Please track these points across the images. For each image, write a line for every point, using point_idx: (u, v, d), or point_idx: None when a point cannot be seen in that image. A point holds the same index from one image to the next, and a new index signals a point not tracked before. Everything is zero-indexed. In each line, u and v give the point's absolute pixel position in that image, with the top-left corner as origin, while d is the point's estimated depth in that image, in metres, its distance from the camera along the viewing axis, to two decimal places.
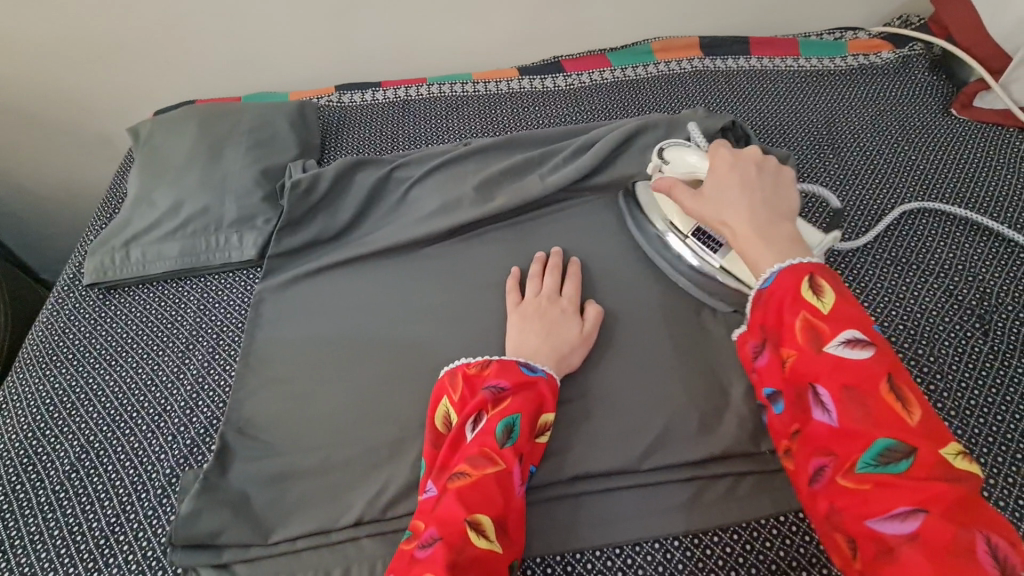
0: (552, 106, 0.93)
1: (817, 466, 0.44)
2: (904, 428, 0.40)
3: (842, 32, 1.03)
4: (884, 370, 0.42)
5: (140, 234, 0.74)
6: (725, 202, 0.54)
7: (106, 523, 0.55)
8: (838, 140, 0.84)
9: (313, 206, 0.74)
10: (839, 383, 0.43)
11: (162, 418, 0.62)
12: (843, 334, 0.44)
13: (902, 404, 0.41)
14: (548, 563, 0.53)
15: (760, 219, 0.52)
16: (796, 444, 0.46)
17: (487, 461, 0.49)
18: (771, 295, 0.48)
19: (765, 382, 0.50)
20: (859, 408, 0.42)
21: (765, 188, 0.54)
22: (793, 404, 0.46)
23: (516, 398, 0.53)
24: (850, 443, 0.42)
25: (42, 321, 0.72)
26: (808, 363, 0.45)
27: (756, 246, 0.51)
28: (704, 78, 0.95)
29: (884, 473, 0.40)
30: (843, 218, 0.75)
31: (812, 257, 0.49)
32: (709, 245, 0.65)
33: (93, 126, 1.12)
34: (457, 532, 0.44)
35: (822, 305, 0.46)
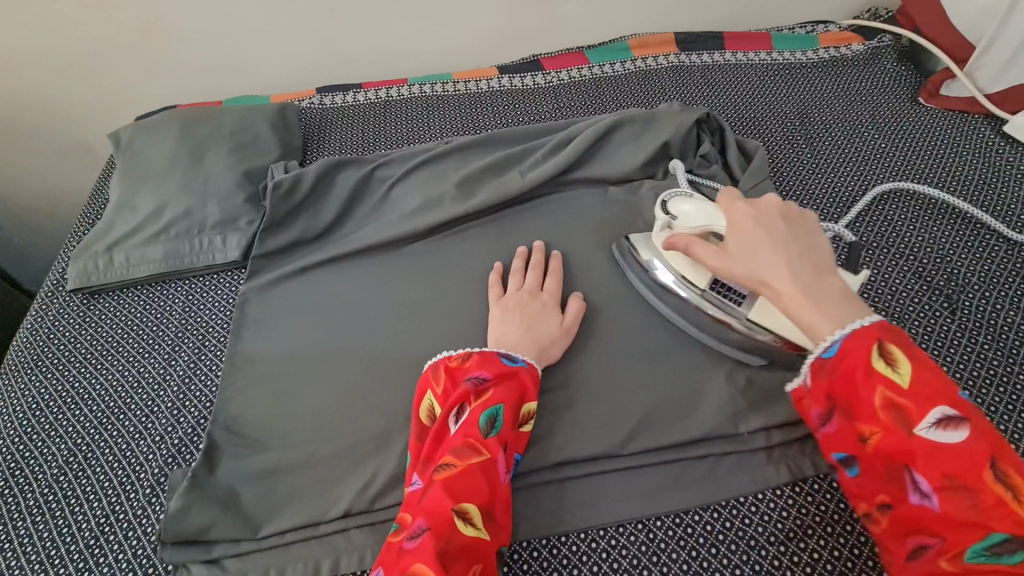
0: (532, 103, 0.95)
1: (919, 545, 0.43)
2: (1019, 518, 0.38)
3: (813, 26, 1.05)
4: (983, 453, 0.39)
5: (123, 239, 0.74)
6: (757, 260, 0.50)
7: (96, 524, 0.56)
8: (811, 130, 0.87)
9: (295, 207, 0.75)
10: (933, 468, 0.41)
11: (149, 419, 0.62)
12: (930, 413, 0.41)
13: (1012, 491, 0.38)
14: (534, 546, 0.54)
15: (804, 277, 0.48)
16: (890, 519, 0.44)
17: (472, 452, 0.50)
18: (839, 366, 0.46)
19: (840, 449, 0.48)
20: (961, 497, 0.40)
21: (796, 240, 0.50)
22: (885, 479, 0.44)
23: (498, 390, 0.54)
24: (956, 531, 0.40)
25: (26, 327, 0.72)
26: (897, 444, 0.43)
27: (809, 309, 0.47)
28: (680, 73, 0.97)
29: (997, 565, 0.38)
30: (816, 204, 0.77)
31: (871, 319, 0.46)
32: (730, 297, 0.60)
33: (74, 134, 1.12)
34: (446, 523, 0.45)
35: (900, 377, 0.43)
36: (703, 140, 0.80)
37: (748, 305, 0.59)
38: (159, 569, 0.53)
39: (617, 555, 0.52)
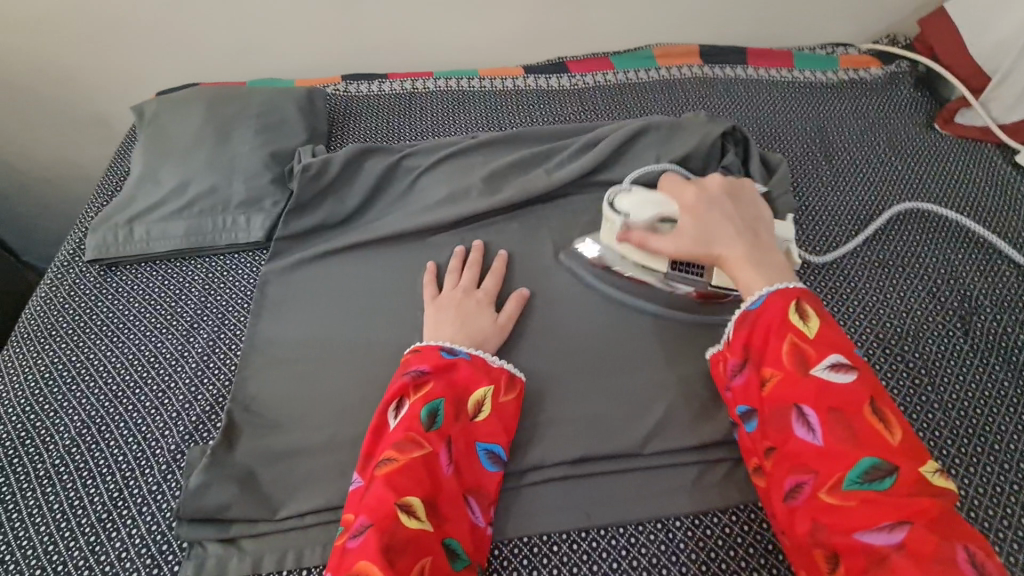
0: (558, 104, 0.96)
1: (798, 483, 0.47)
2: (890, 447, 0.44)
3: (833, 48, 1.07)
4: (865, 393, 0.47)
5: (145, 212, 0.73)
6: (709, 234, 0.59)
7: (108, 497, 0.55)
8: (831, 149, 0.88)
9: (321, 190, 0.75)
10: (825, 405, 0.47)
11: (166, 394, 0.61)
12: (826, 357, 0.48)
13: (884, 425, 0.45)
14: (553, 540, 0.53)
15: (749, 247, 0.58)
16: (776, 460, 0.49)
17: (412, 445, 0.50)
18: (759, 316, 0.53)
19: (749, 401, 0.53)
20: (843, 429, 0.46)
21: (741, 215, 0.61)
22: (774, 422, 0.49)
23: (438, 383, 0.55)
24: (835, 461, 0.45)
25: (40, 296, 0.71)
26: (794, 383, 0.49)
27: (747, 269, 0.56)
28: (703, 84, 0.99)
29: (870, 490, 0.43)
30: (834, 220, 0.79)
31: (798, 282, 0.55)
32: (690, 271, 0.66)
33: (90, 107, 1.10)
34: (386, 518, 0.46)
35: (807, 329, 0.50)
36: (728, 152, 0.82)
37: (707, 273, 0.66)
38: (173, 546, 0.52)
39: (636, 554, 0.52)
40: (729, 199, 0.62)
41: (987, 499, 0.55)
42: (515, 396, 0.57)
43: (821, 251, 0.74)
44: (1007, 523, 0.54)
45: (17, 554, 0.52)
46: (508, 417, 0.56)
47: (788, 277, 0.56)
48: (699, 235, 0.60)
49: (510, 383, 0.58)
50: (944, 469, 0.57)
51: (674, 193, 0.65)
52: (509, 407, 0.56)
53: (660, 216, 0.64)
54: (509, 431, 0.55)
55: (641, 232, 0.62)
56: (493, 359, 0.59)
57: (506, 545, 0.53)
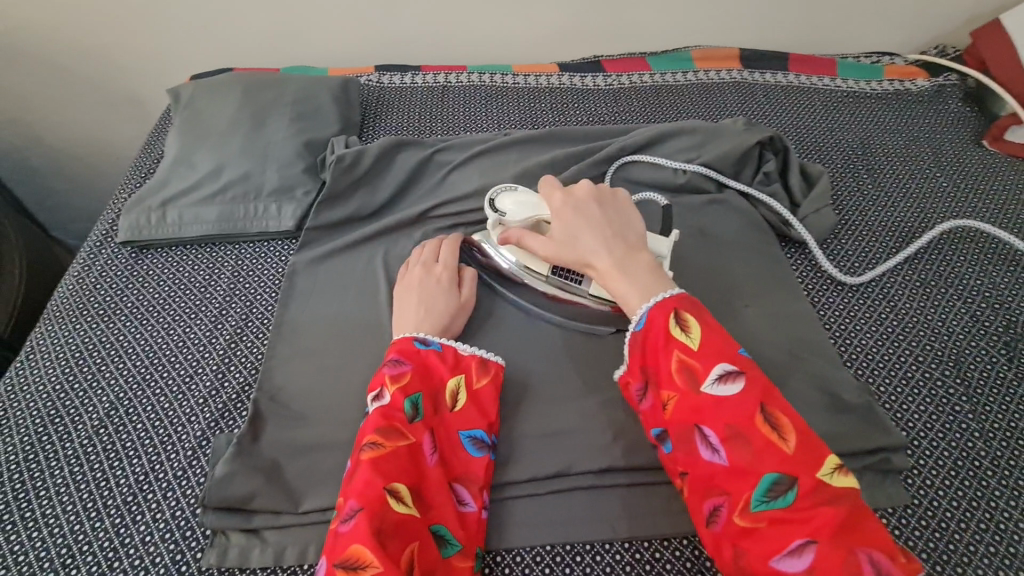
0: (591, 104, 0.94)
1: (714, 506, 0.45)
2: (787, 457, 0.43)
3: (878, 57, 1.04)
4: (755, 401, 0.45)
5: (178, 196, 0.73)
6: (577, 244, 0.56)
7: (134, 480, 0.55)
8: (873, 161, 0.86)
9: (353, 181, 0.74)
10: (721, 423, 0.45)
11: (193, 380, 0.61)
12: (714, 370, 0.47)
13: (778, 433, 0.44)
14: (577, 551, 0.52)
15: (616, 254, 0.54)
16: (691, 484, 0.47)
17: (397, 434, 0.49)
18: (646, 335, 0.51)
19: (655, 423, 0.51)
20: (742, 446, 0.44)
21: (610, 219, 0.57)
22: (681, 445, 0.47)
23: (416, 374, 0.54)
24: (742, 482, 0.43)
25: (72, 274, 0.71)
26: (690, 404, 0.47)
27: (622, 283, 0.53)
28: (743, 89, 0.96)
29: (775, 508, 0.42)
30: (873, 236, 0.76)
31: (674, 290, 0.52)
32: (570, 277, 0.65)
33: (124, 86, 1.11)
34: (376, 502, 0.45)
35: (691, 341, 0.48)
36: (766, 161, 0.80)
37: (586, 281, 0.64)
38: (197, 532, 0.52)
39: (660, 569, 0.51)
40: (596, 205, 0.57)
41: None
42: (489, 381, 0.57)
43: (858, 270, 0.72)
44: None
45: (44, 531, 0.52)
46: (487, 402, 0.56)
47: (663, 285, 0.53)
48: (569, 244, 0.57)
49: (483, 367, 0.57)
50: (987, 501, 0.55)
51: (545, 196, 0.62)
52: (487, 393, 0.56)
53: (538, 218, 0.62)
54: (492, 415, 0.55)
55: (519, 231, 0.61)
56: (460, 346, 0.58)
57: (528, 553, 0.52)
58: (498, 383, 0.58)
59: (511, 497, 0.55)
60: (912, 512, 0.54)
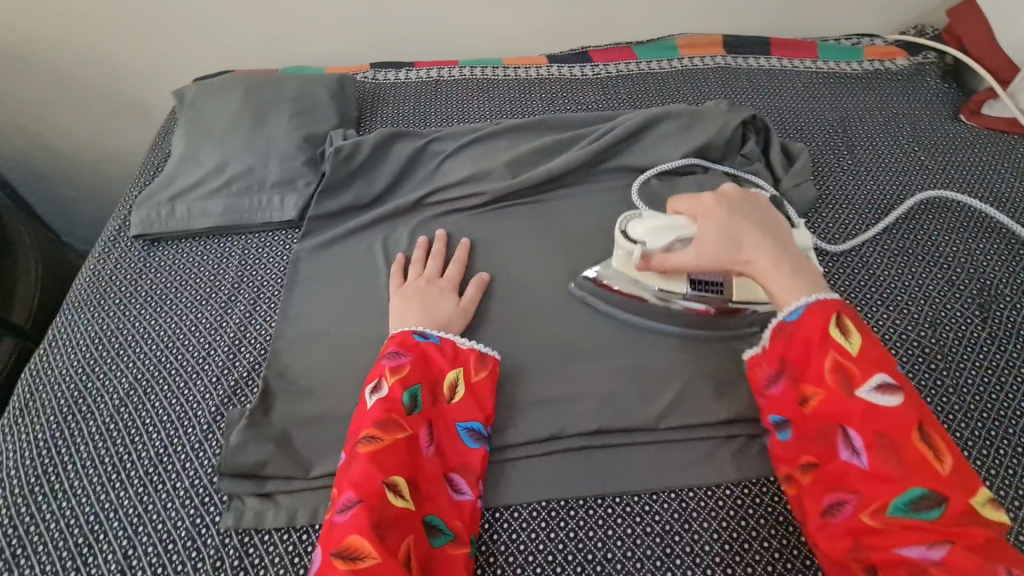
0: (579, 93, 0.97)
1: (839, 500, 0.49)
2: (938, 475, 0.45)
3: (858, 38, 1.07)
4: (912, 418, 0.47)
5: (185, 191, 0.77)
6: (740, 244, 0.56)
7: (154, 453, 0.59)
8: (853, 138, 0.88)
9: (352, 171, 0.78)
10: (870, 429, 0.48)
11: (206, 360, 0.65)
12: (872, 378, 0.48)
13: (933, 452, 0.46)
14: (571, 506, 0.55)
15: (776, 253, 0.56)
16: (817, 477, 0.51)
17: (395, 427, 0.53)
18: (797, 330, 0.53)
19: (779, 410, 0.54)
20: (888, 455, 0.47)
21: (762, 222, 0.58)
22: (818, 441, 0.51)
23: (415, 366, 0.57)
24: (880, 486, 0.47)
25: (89, 268, 0.75)
26: (837, 405, 0.49)
27: (784, 282, 0.54)
28: (726, 73, 0.99)
29: (913, 518, 0.45)
30: (854, 210, 0.79)
31: (829, 291, 0.54)
32: (709, 287, 0.65)
33: (129, 92, 1.15)
34: (375, 496, 0.49)
35: (850, 345, 0.50)
36: (748, 141, 0.83)
37: (726, 291, 0.65)
38: (214, 498, 0.55)
39: (649, 520, 0.54)
40: (748, 207, 0.60)
41: (996, 480, 0.56)
42: (487, 375, 0.60)
43: (839, 240, 0.75)
44: (1017, 504, 0.55)
45: (73, 501, 0.56)
46: (484, 394, 0.59)
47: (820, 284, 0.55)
48: (728, 245, 0.57)
49: (481, 361, 0.61)
50: (959, 452, 0.58)
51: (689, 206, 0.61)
52: (484, 385, 0.59)
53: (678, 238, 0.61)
54: (490, 408, 0.58)
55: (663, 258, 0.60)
56: (460, 339, 0.61)
57: (525, 509, 0.56)
58: (496, 377, 0.60)
59: (509, 459, 0.58)
60: None
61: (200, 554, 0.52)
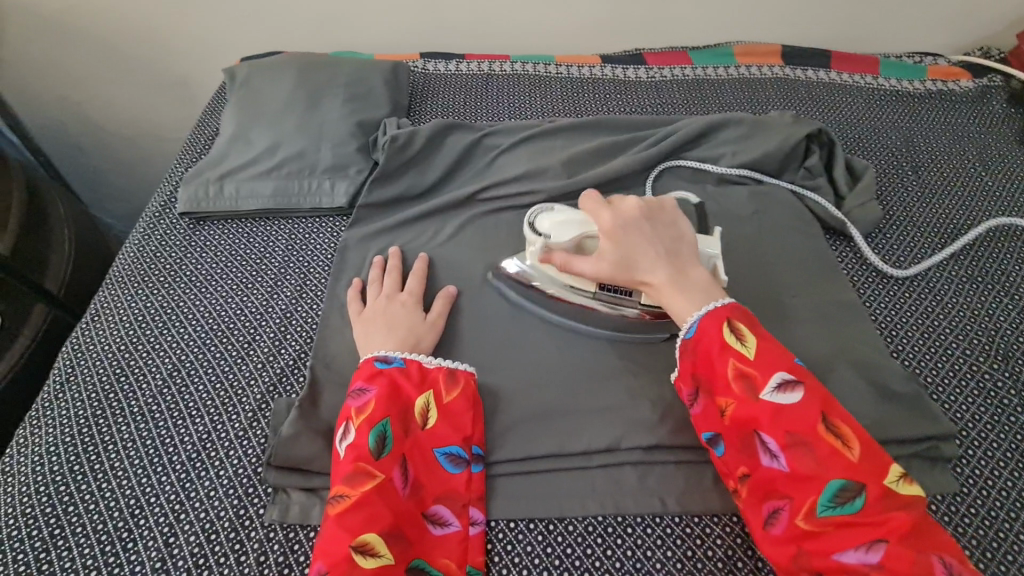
0: (633, 95, 0.95)
1: (772, 510, 0.47)
2: (852, 465, 0.45)
3: (920, 57, 1.04)
4: (816, 410, 0.47)
5: (235, 170, 0.75)
6: (633, 265, 0.57)
7: (198, 439, 0.57)
8: (917, 158, 0.85)
9: (407, 160, 0.76)
10: (784, 431, 0.47)
11: (252, 345, 0.63)
12: (773, 378, 0.48)
13: (842, 441, 0.46)
14: (630, 523, 0.53)
15: (669, 267, 0.56)
16: (749, 488, 0.48)
17: (364, 477, 0.49)
18: (700, 341, 0.53)
19: (709, 427, 0.52)
20: (804, 453, 0.46)
21: (660, 235, 0.58)
22: (739, 449, 0.49)
23: (379, 401, 0.53)
24: (807, 487, 0.45)
25: (133, 243, 0.74)
26: (750, 410, 0.48)
27: (676, 296, 0.55)
28: (784, 84, 0.97)
29: (843, 514, 0.44)
30: (920, 232, 0.76)
31: (725, 301, 0.54)
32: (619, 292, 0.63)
33: (171, 67, 1.14)
34: (342, 563, 0.44)
35: (746, 349, 0.50)
36: (811, 154, 0.81)
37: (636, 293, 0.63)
38: (259, 489, 0.54)
39: (711, 543, 0.52)
40: (647, 221, 0.58)
41: None
42: (460, 393, 0.56)
43: (904, 265, 0.72)
44: None
45: (113, 483, 0.54)
46: (459, 416, 0.55)
47: (718, 296, 0.55)
48: (623, 263, 0.57)
49: (451, 378, 0.57)
50: None
51: (591, 214, 0.59)
52: (459, 404, 0.56)
53: (582, 236, 0.60)
54: (468, 427, 0.55)
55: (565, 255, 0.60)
56: (425, 360, 0.58)
57: (580, 523, 0.53)
58: (470, 392, 0.57)
59: (562, 469, 0.56)
60: (961, 499, 0.54)
61: (244, 547, 0.50)
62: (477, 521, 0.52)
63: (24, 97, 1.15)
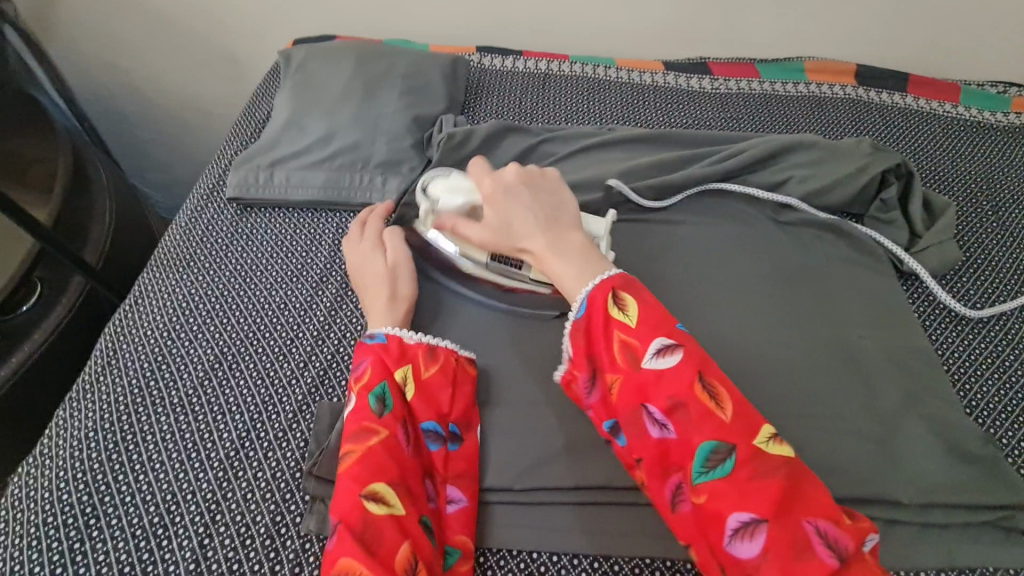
0: (696, 106, 0.91)
1: (674, 484, 0.45)
2: (723, 425, 0.43)
3: (1004, 87, 0.97)
4: (692, 371, 0.45)
5: (286, 159, 0.73)
6: (513, 231, 0.55)
7: (236, 436, 0.55)
8: (998, 197, 0.80)
9: (462, 161, 0.73)
10: (663, 397, 0.45)
11: (294, 342, 0.62)
12: (652, 344, 0.46)
13: (715, 402, 0.44)
14: (680, 568, 0.50)
15: (551, 236, 0.54)
16: (647, 469, 0.46)
17: (368, 434, 0.48)
18: (586, 317, 0.50)
19: (608, 414, 0.49)
20: (685, 420, 0.44)
21: (540, 203, 0.56)
22: (630, 429, 0.47)
23: (375, 366, 0.52)
24: (689, 456, 0.44)
25: (180, 225, 0.73)
26: (633, 383, 0.46)
27: (557, 265, 0.53)
28: (858, 106, 0.92)
29: (716, 479, 0.42)
30: (998, 276, 0.71)
31: (611, 269, 0.52)
32: (510, 264, 0.62)
33: (221, 42, 1.12)
34: (355, 512, 0.44)
35: (629, 319, 0.48)
36: (889, 184, 0.75)
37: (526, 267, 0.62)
38: (297, 496, 0.52)
39: None
40: (526, 187, 0.56)
41: None
42: (438, 369, 0.54)
43: (974, 307, 0.68)
44: None
45: (151, 476, 0.53)
46: (437, 390, 0.53)
47: (603, 265, 0.52)
48: (504, 230, 0.55)
49: (433, 354, 0.55)
50: None
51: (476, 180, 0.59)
52: (438, 378, 0.54)
53: (469, 205, 0.60)
54: (443, 405, 0.53)
55: (452, 217, 0.58)
56: (406, 334, 0.55)
57: (627, 563, 0.50)
58: (450, 369, 0.55)
59: (609, 503, 0.53)
60: None
61: (279, 556, 0.49)
62: (455, 499, 0.50)
63: (74, 61, 1.14)
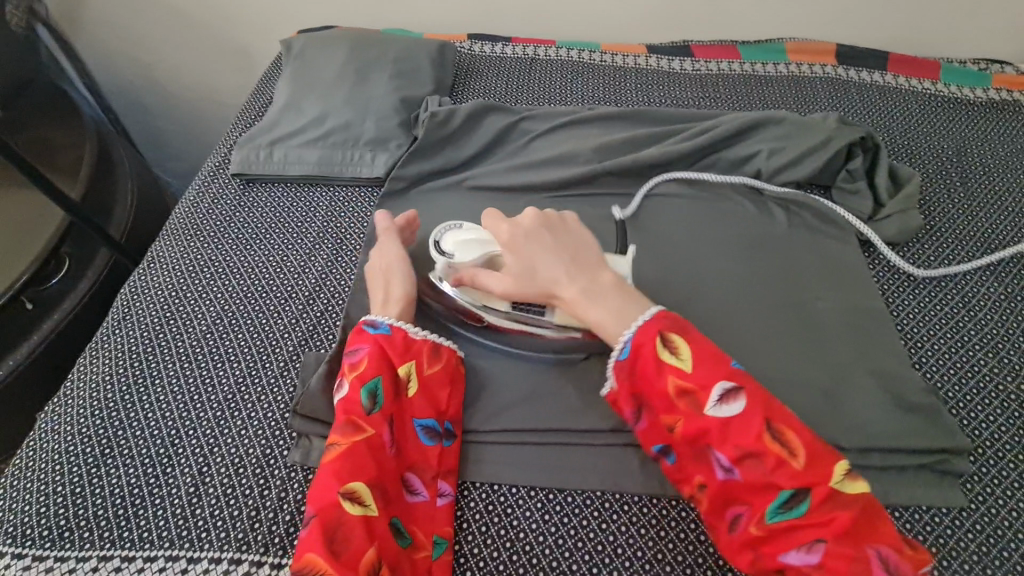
0: (676, 87, 0.94)
1: (735, 514, 0.49)
2: (797, 472, 0.47)
3: (986, 64, 0.98)
4: (760, 418, 0.49)
5: (284, 138, 0.80)
6: (539, 275, 0.57)
7: (233, 381, 0.62)
8: (967, 168, 0.82)
9: (444, 138, 0.79)
10: (733, 446, 0.49)
11: (288, 301, 0.68)
12: (714, 391, 0.50)
13: (788, 450, 0.48)
14: (627, 501, 0.55)
15: (580, 280, 0.57)
16: (707, 497, 0.50)
17: (355, 429, 0.52)
18: (636, 359, 0.53)
19: (657, 441, 0.54)
20: (755, 465, 0.48)
21: (564, 247, 0.59)
22: (692, 459, 0.51)
23: (373, 362, 0.55)
24: (761, 494, 0.48)
25: (189, 198, 0.80)
26: (697, 426, 0.50)
27: (591, 307, 0.56)
28: (836, 85, 0.94)
29: (790, 518, 0.47)
30: (958, 242, 0.74)
31: (650, 311, 0.55)
32: (531, 310, 0.62)
33: (233, 36, 1.19)
34: (331, 507, 0.48)
35: (681, 363, 0.51)
36: (857, 157, 0.78)
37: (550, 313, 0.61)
38: (286, 433, 0.58)
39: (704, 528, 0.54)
40: (546, 231, 0.59)
41: None
42: (441, 367, 0.58)
43: (921, 266, 0.72)
44: None
45: (159, 414, 0.60)
46: (435, 389, 0.57)
47: (642, 305, 0.56)
48: (529, 274, 0.58)
49: (434, 353, 0.59)
50: None
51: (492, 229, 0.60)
52: (438, 377, 0.58)
53: (485, 258, 0.62)
54: (442, 402, 0.57)
55: (472, 270, 0.60)
56: (414, 329, 0.59)
57: (580, 495, 0.55)
58: (450, 370, 0.59)
59: (566, 442, 0.58)
60: (967, 514, 0.54)
61: (268, 482, 0.55)
62: (446, 493, 0.54)
63: (100, 56, 1.23)
